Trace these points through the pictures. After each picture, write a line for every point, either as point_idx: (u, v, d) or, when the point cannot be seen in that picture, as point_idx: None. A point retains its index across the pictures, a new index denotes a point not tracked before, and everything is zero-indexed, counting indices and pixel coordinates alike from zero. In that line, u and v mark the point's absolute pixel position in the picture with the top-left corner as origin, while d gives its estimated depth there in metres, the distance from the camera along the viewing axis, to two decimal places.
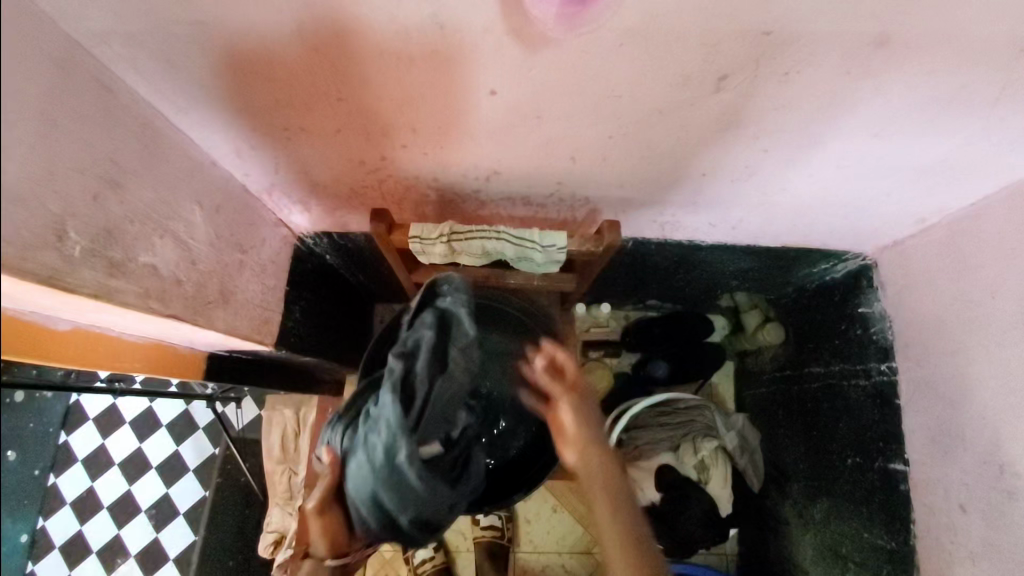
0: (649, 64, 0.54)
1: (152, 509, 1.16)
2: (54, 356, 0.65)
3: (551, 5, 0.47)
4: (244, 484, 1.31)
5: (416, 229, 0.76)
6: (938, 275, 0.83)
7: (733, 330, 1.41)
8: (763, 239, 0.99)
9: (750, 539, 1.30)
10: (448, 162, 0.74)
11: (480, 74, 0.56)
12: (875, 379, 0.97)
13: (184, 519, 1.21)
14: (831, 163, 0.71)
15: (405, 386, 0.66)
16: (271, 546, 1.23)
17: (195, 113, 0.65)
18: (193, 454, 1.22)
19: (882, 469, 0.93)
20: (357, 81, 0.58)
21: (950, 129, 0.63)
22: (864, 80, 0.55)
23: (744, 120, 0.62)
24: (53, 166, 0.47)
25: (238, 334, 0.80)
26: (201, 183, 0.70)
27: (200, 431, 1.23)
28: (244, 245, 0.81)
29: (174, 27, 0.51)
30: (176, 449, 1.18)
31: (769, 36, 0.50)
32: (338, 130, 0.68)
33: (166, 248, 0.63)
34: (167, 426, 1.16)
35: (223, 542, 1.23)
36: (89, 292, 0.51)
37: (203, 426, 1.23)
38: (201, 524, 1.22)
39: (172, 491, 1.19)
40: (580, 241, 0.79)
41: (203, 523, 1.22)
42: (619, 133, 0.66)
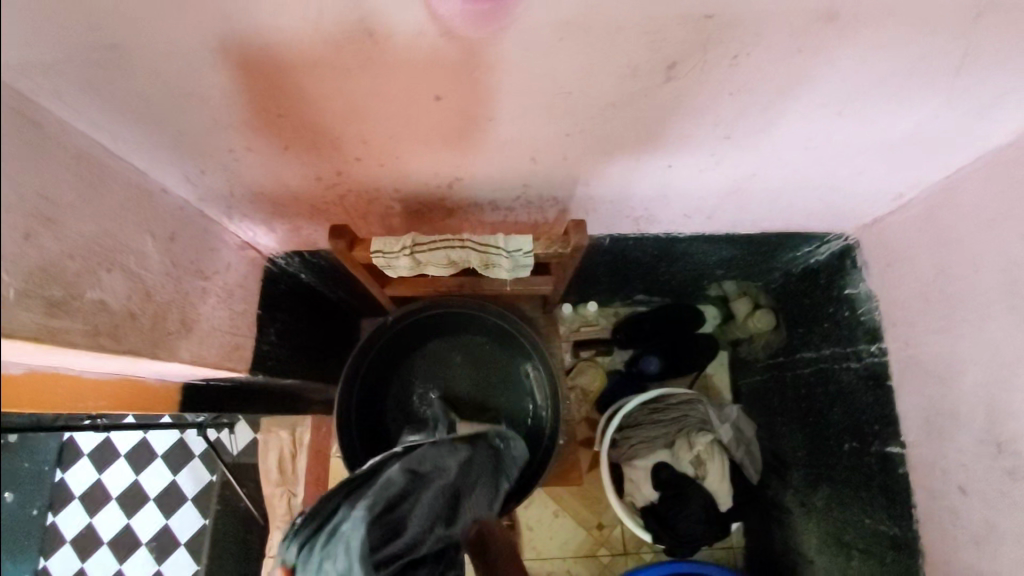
0: (593, 56, 0.51)
1: (153, 542, 1.07)
2: (10, 402, 0.63)
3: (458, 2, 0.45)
4: (244, 511, 1.28)
5: (377, 243, 0.73)
6: (919, 251, 0.81)
7: (724, 319, 1.39)
8: (741, 226, 0.97)
9: (757, 532, 1.27)
10: (406, 173, 0.72)
11: (421, 81, 0.54)
12: (865, 361, 0.95)
13: (186, 550, 1.13)
14: (800, 145, 0.69)
15: (388, 515, 0.67)
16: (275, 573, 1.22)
17: (136, 141, 0.63)
18: (191, 483, 1.17)
19: (879, 453, 0.91)
20: (296, 96, 0.56)
21: (915, 102, 0.61)
22: (819, 58, 0.53)
23: (702, 107, 0.60)
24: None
25: (206, 362, 0.78)
26: (153, 212, 0.68)
27: (195, 460, 1.17)
28: (207, 271, 0.79)
29: (93, 54, 0.49)
30: (174, 479, 1.13)
31: (712, 19, 0.48)
32: (287, 148, 0.66)
33: (115, 282, 0.60)
34: (162, 455, 1.11)
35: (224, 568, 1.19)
36: (24, 335, 0.49)
37: (197, 454, 1.18)
38: (203, 555, 1.15)
39: (172, 522, 1.11)
40: (549, 242, 0.76)
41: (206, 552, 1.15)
42: (576, 129, 0.64)
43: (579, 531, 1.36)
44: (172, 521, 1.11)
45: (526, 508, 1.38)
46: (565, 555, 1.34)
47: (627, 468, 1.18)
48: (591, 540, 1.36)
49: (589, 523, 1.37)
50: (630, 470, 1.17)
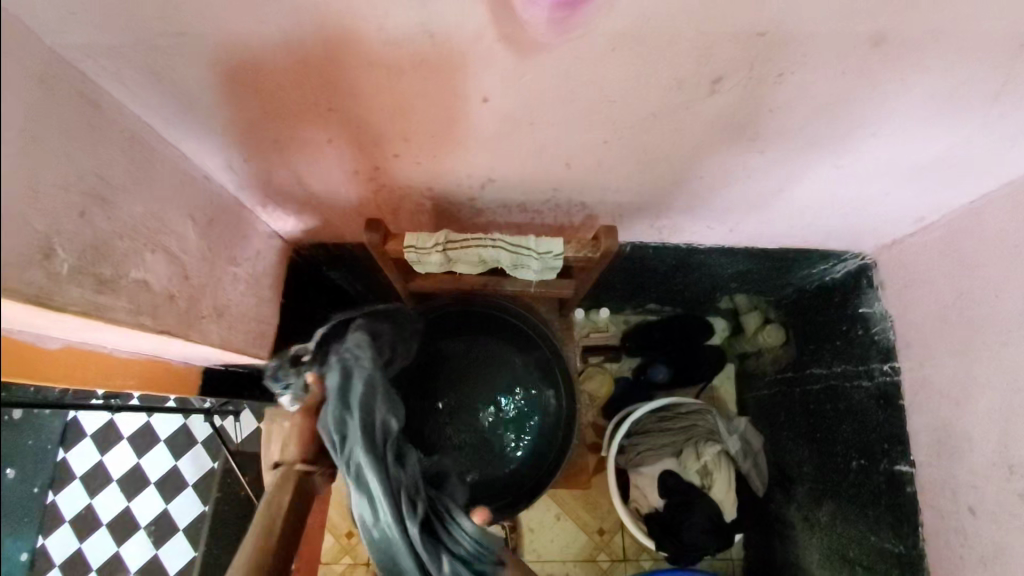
0: (642, 67, 0.53)
1: (151, 526, 1.11)
2: (50, 377, 0.63)
3: (542, 10, 0.45)
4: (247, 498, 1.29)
5: (411, 238, 0.76)
6: (938, 274, 0.83)
7: (734, 332, 1.41)
8: (761, 241, 0.98)
9: (757, 545, 1.28)
10: (442, 171, 0.74)
11: (472, 83, 0.55)
12: (877, 380, 0.96)
13: (184, 535, 1.17)
14: (830, 164, 0.71)
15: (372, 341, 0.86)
16: None
17: (184, 127, 0.64)
18: (192, 467, 1.21)
19: (888, 471, 0.92)
20: (346, 91, 0.58)
21: (947, 128, 0.63)
22: (859, 79, 0.55)
23: (740, 122, 0.62)
24: (40, 183, 0.46)
25: (233, 347, 0.80)
26: (194, 197, 0.69)
27: (200, 445, 1.22)
28: (238, 258, 0.80)
29: (159, 39, 0.51)
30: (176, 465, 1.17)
31: (764, 37, 0.49)
32: (330, 140, 0.67)
33: (158, 263, 0.62)
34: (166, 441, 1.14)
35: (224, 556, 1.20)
36: (77, 310, 0.50)
37: (202, 440, 1.23)
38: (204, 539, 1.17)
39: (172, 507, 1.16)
40: (579, 246, 0.78)
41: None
42: (614, 137, 0.65)
43: (581, 535, 1.37)
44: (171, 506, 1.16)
45: (529, 510, 1.38)
46: (566, 558, 1.35)
47: (634, 474, 1.18)
48: (591, 545, 1.36)
49: (591, 527, 1.38)
50: (636, 476, 1.18)
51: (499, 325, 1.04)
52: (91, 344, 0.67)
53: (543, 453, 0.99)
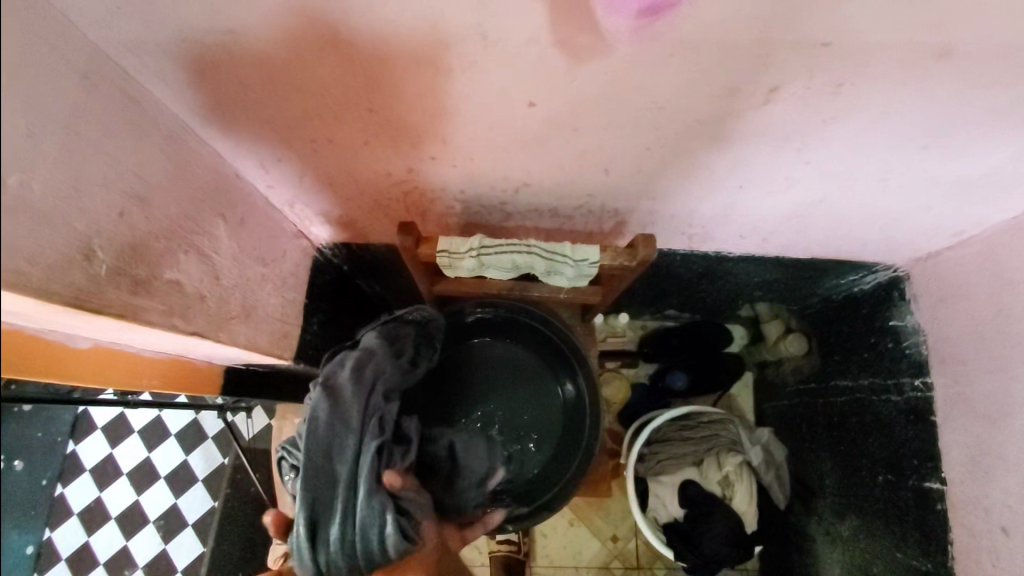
0: (695, 74, 0.51)
1: (160, 521, 0.96)
2: (68, 375, 0.62)
3: (626, 18, 0.45)
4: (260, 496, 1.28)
5: (443, 243, 0.74)
6: (978, 290, 0.81)
7: (753, 340, 1.39)
8: (792, 251, 0.97)
9: (773, 556, 1.27)
10: (476, 175, 0.72)
11: (520, 86, 0.54)
12: (907, 395, 0.94)
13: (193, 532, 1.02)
14: (875, 176, 0.69)
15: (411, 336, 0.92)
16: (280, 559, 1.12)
17: (219, 125, 0.63)
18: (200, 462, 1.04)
19: (917, 488, 0.91)
20: (388, 92, 0.56)
21: (1001, 143, 0.61)
22: (917, 92, 0.53)
23: (790, 132, 0.60)
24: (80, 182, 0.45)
25: (258, 348, 0.79)
26: (225, 196, 0.68)
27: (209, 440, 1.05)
28: (266, 258, 0.79)
29: (200, 36, 0.50)
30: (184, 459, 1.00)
31: (827, 47, 0.47)
32: (366, 141, 0.66)
33: (190, 264, 0.61)
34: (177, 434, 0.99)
35: None
36: (113, 312, 0.49)
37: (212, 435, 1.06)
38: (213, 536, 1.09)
39: (180, 501, 0.99)
40: (614, 254, 0.77)
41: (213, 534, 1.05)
42: (657, 144, 0.64)
43: (594, 541, 1.36)
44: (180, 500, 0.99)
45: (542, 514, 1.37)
46: (578, 565, 1.34)
47: (653, 483, 1.16)
48: (605, 552, 1.35)
49: (604, 534, 1.36)
50: (655, 485, 1.16)
51: (522, 332, 1.03)
52: (115, 343, 0.66)
53: (568, 459, 0.97)
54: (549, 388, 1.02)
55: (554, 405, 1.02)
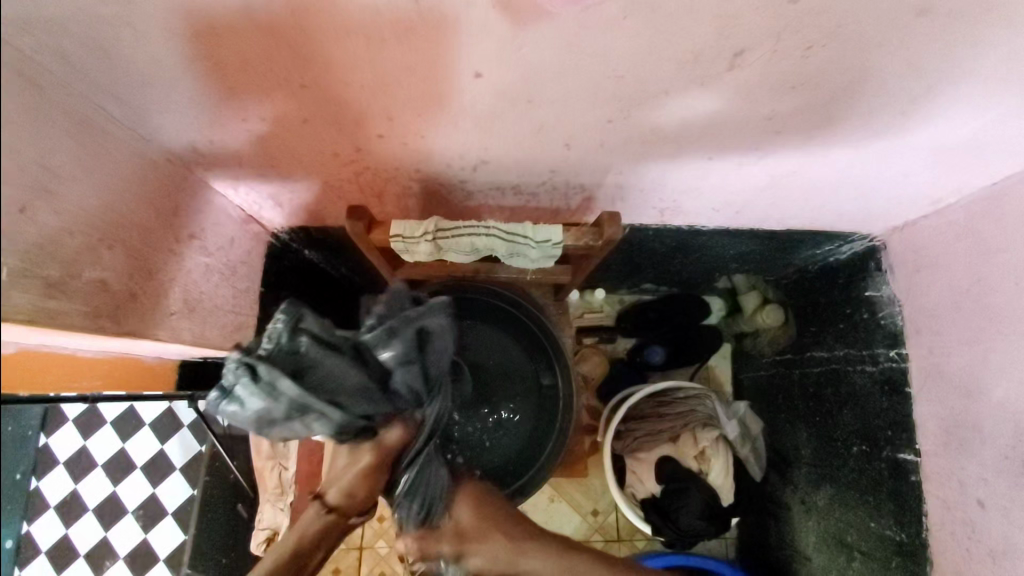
0: (653, 39, 0.47)
1: (139, 509, 1.02)
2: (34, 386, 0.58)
3: None
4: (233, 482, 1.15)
5: (397, 228, 0.71)
6: (953, 259, 0.78)
7: (731, 312, 1.34)
8: (768, 222, 0.94)
9: (752, 525, 1.28)
10: (430, 152, 0.67)
11: (465, 55, 0.49)
12: (882, 365, 0.93)
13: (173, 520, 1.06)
14: (850, 145, 0.66)
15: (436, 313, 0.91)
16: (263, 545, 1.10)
17: (139, 106, 0.57)
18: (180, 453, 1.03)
19: (891, 459, 0.90)
20: (324, 67, 0.51)
21: (981, 107, 0.58)
22: (894, 54, 0.49)
23: (758, 100, 0.56)
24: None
25: (206, 343, 0.74)
26: (155, 183, 0.63)
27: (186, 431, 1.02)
28: (209, 247, 0.74)
29: (102, 9, 0.44)
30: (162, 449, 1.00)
31: (795, 6, 0.43)
32: (305, 120, 0.61)
33: (116, 259, 0.56)
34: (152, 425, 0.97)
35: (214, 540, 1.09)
36: (23, 319, 0.45)
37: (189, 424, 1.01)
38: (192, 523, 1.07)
39: (160, 490, 1.04)
40: (579, 233, 0.73)
41: (194, 522, 1.07)
42: (619, 116, 0.59)
43: (574, 516, 1.35)
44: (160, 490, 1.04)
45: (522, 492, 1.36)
46: None
47: (630, 461, 1.16)
48: (586, 526, 1.35)
49: (584, 508, 1.36)
50: (632, 462, 1.16)
51: (479, 311, 0.99)
52: (64, 349, 0.62)
53: (548, 426, 0.97)
54: (513, 356, 0.99)
55: (518, 368, 0.98)
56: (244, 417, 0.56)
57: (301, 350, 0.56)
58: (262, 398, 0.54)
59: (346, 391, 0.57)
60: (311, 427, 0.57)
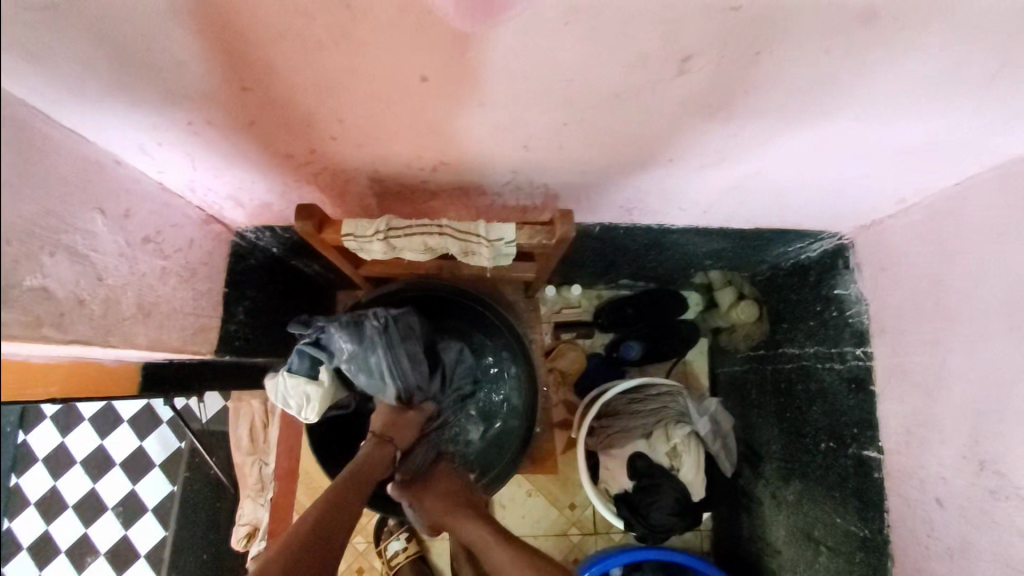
0: (600, 44, 0.46)
1: (119, 506, 0.98)
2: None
3: None
4: (213, 477, 1.16)
5: (349, 226, 0.71)
6: (917, 260, 0.78)
7: (708, 306, 1.36)
8: (739, 221, 0.93)
9: (725, 519, 1.29)
10: (387, 154, 0.67)
11: (409, 59, 0.48)
12: (849, 363, 0.93)
13: (153, 516, 1.02)
14: (810, 148, 0.66)
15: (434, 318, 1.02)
16: (244, 540, 1.14)
17: (77, 108, 0.55)
18: (158, 451, 1.00)
19: (856, 456, 0.91)
20: (265, 68, 0.50)
21: (936, 110, 0.58)
22: (845, 59, 0.49)
23: (715, 104, 0.56)
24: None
25: (164, 347, 0.73)
26: (102, 187, 0.61)
27: (164, 427, 0.99)
28: (166, 250, 0.73)
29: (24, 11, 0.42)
30: (140, 446, 0.96)
31: (738, 11, 0.43)
32: (253, 122, 0.60)
33: (59, 265, 0.54)
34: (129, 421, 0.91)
35: (193, 535, 1.10)
36: None
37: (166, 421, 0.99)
38: (171, 521, 1.05)
39: (139, 487, 0.99)
40: (532, 233, 0.74)
41: (174, 519, 1.06)
42: (575, 119, 0.59)
43: (551, 511, 1.33)
44: (139, 487, 1.00)
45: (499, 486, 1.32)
46: (537, 533, 1.31)
47: (604, 457, 1.18)
48: (562, 520, 1.32)
49: (562, 502, 1.33)
50: (605, 458, 1.17)
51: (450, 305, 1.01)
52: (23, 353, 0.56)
53: (508, 424, 1.02)
54: (483, 357, 1.04)
55: (487, 369, 1.04)
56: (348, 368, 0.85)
57: (408, 333, 0.91)
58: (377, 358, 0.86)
59: (416, 372, 0.91)
60: (388, 387, 0.88)
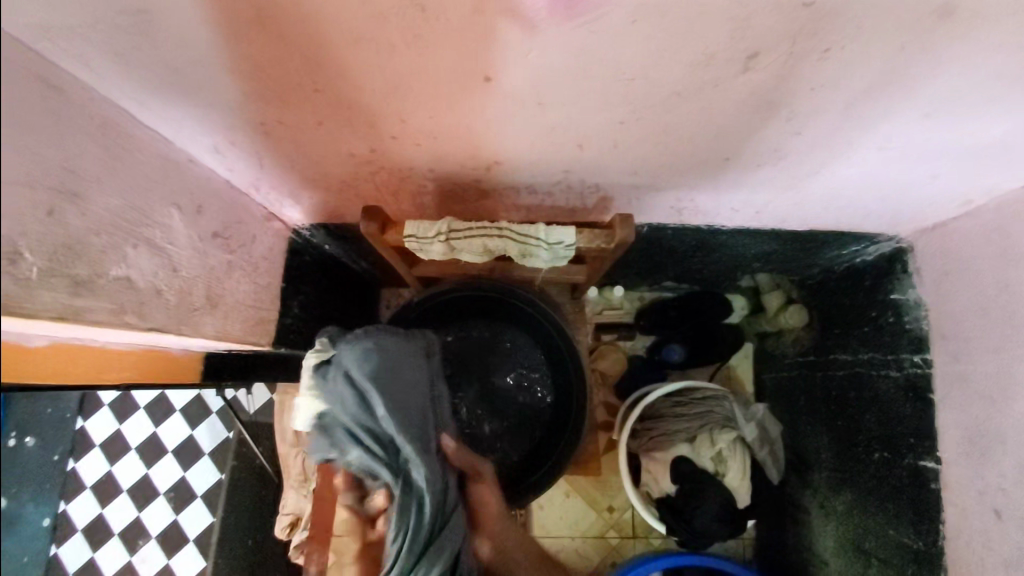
0: (664, 42, 0.47)
1: (172, 493, 0.92)
2: (31, 376, 0.54)
3: None
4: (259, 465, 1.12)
5: (411, 228, 0.73)
6: (984, 263, 0.75)
7: (754, 310, 1.32)
8: (790, 222, 0.91)
9: (768, 529, 1.26)
10: (444, 153, 0.68)
11: (476, 59, 0.50)
12: (906, 370, 0.90)
13: (203, 504, 0.97)
14: (872, 146, 0.64)
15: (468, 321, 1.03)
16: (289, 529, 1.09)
17: (161, 108, 0.59)
18: (208, 439, 0.95)
19: (912, 466, 0.88)
20: (336, 69, 0.52)
21: (1013, 106, 0.55)
22: (918, 56, 0.48)
23: (773, 103, 0.55)
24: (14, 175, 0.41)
25: (228, 337, 0.77)
26: (178, 184, 0.65)
27: (213, 416, 0.94)
28: (232, 244, 0.76)
29: (121, 17, 0.46)
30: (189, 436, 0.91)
31: (811, 9, 0.43)
32: (320, 123, 0.62)
33: (141, 257, 0.57)
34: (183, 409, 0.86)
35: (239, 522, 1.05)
36: (51, 315, 0.46)
37: (216, 410, 0.94)
38: (220, 505, 1.01)
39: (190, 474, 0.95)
40: (591, 236, 0.75)
41: (222, 504, 1.01)
42: (632, 118, 0.59)
43: (590, 512, 1.32)
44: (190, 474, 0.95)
45: None
46: (574, 534, 1.31)
47: (646, 459, 1.16)
48: (600, 522, 1.32)
49: (600, 504, 1.32)
50: (646, 461, 1.16)
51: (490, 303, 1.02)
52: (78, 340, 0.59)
53: (558, 408, 1.00)
54: (525, 348, 1.02)
55: (530, 359, 1.02)
56: (348, 389, 0.72)
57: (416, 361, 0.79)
58: (388, 386, 0.72)
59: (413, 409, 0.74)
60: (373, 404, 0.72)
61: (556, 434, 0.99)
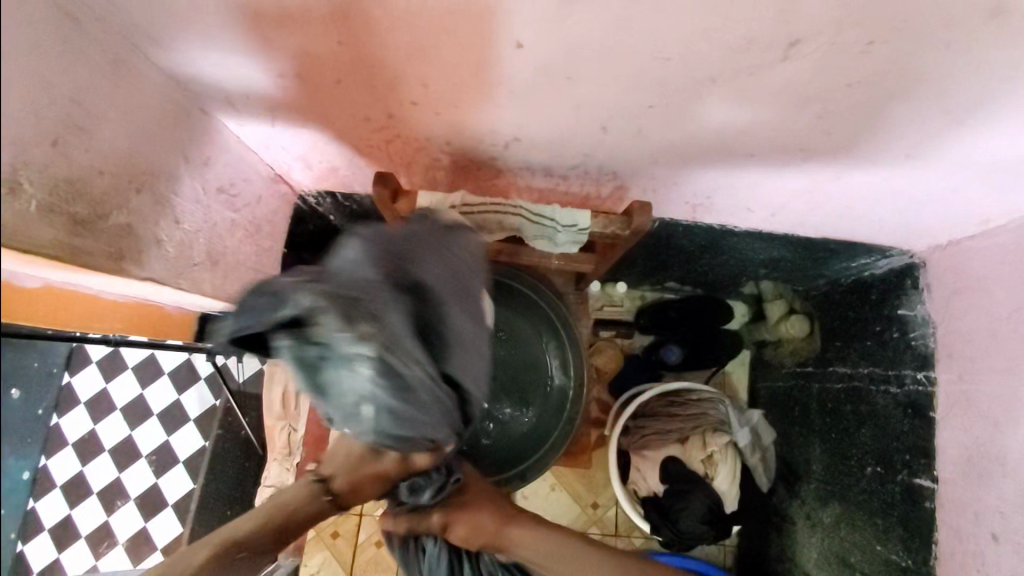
0: (708, 21, 0.46)
1: (152, 454, 0.96)
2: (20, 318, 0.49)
3: None
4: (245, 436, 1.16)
5: (425, 200, 0.73)
6: (995, 283, 0.74)
7: (754, 318, 1.32)
8: (804, 227, 0.90)
9: (752, 535, 1.26)
10: (463, 126, 0.67)
11: (507, 23, 0.48)
12: (907, 387, 0.89)
13: (184, 468, 1.03)
14: (900, 152, 0.63)
15: None
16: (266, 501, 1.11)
17: (176, 51, 0.57)
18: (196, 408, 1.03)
19: (906, 483, 0.87)
20: (364, 23, 0.51)
21: None
22: (963, 56, 0.47)
23: (807, 96, 0.54)
24: (16, 103, 0.39)
25: (225, 297, 0.75)
26: (186, 133, 0.63)
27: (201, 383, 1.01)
28: (235, 203, 0.75)
29: None
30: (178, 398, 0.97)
31: None
32: (339, 81, 0.60)
33: (145, 204, 0.55)
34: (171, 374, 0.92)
35: (222, 491, 1.10)
36: (51, 253, 0.44)
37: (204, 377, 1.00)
38: (200, 475, 1.06)
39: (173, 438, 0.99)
40: (608, 221, 0.75)
41: (203, 473, 1.06)
42: (660, 102, 0.57)
43: (573, 506, 1.31)
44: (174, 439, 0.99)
45: None
46: None
47: (635, 457, 1.15)
48: (584, 518, 1.30)
49: (584, 499, 1.31)
50: (637, 459, 1.14)
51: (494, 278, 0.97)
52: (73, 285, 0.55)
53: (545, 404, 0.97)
54: (527, 331, 0.98)
55: (530, 339, 0.98)
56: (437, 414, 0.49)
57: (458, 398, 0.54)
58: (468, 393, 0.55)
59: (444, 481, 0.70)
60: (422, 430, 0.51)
61: (548, 430, 0.96)
